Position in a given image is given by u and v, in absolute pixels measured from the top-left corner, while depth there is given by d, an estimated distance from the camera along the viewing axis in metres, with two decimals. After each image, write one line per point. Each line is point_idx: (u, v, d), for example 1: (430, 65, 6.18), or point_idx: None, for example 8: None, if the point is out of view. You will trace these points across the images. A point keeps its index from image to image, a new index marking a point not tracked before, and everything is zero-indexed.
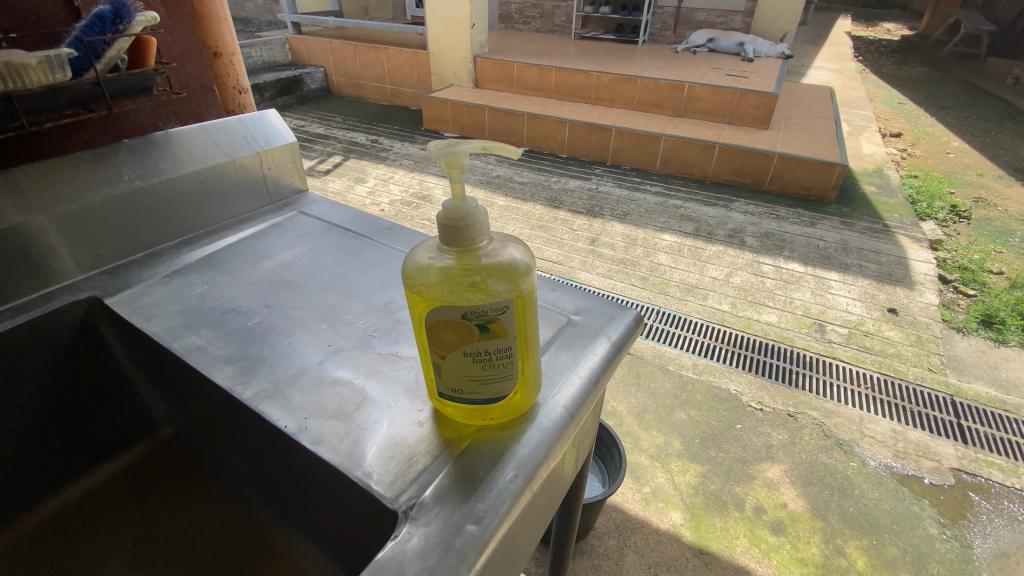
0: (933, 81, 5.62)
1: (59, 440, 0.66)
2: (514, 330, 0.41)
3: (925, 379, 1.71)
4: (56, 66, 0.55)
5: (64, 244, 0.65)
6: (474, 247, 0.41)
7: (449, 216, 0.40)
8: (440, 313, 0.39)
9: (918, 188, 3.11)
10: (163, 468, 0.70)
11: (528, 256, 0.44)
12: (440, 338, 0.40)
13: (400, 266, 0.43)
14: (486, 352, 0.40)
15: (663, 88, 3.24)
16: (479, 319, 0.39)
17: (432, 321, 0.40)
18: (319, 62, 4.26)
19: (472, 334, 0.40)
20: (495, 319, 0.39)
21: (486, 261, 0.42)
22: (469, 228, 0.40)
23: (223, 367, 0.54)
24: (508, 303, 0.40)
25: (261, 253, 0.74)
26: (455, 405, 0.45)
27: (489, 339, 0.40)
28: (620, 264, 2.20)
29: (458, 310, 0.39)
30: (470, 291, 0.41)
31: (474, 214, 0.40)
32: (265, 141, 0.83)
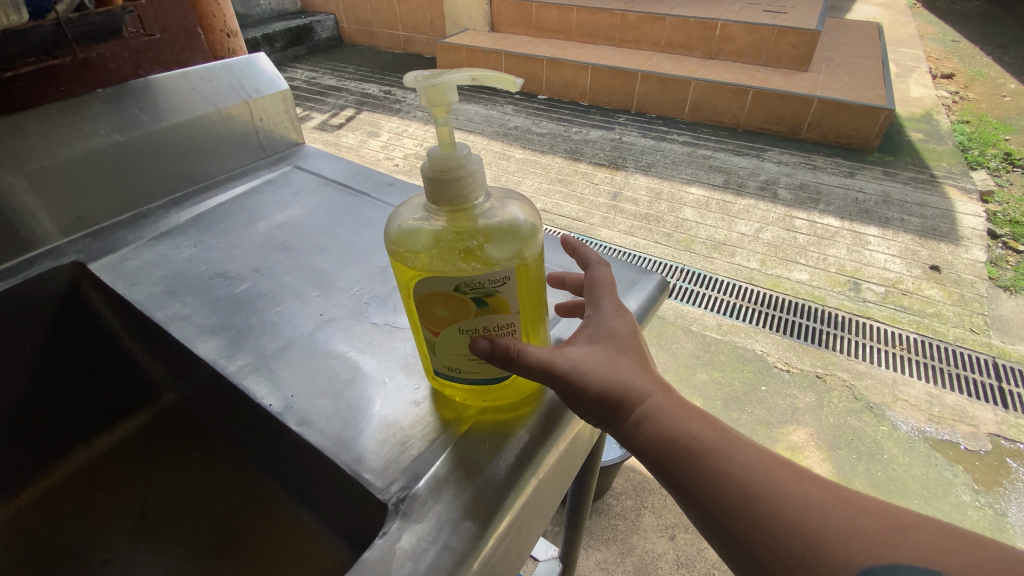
0: (992, 16, 5.10)
1: (60, 408, 0.65)
2: (516, 305, 0.36)
3: (965, 341, 1.62)
4: (11, 7, 0.51)
5: (40, 204, 0.60)
6: (470, 207, 0.36)
7: (437, 169, 0.34)
8: (427, 287, 0.34)
9: (970, 135, 2.86)
10: (167, 435, 0.66)
11: (533, 218, 0.39)
12: (429, 314, 0.36)
13: (386, 230, 0.38)
14: (483, 331, 0.36)
15: (694, 27, 2.99)
16: (476, 294, 0.34)
17: (418, 295, 0.35)
18: (329, 9, 4.06)
19: (466, 311, 0.35)
20: (494, 293, 0.34)
21: (484, 225, 0.37)
22: (459, 178, 0.34)
23: (206, 339, 0.50)
24: (509, 274, 0.34)
25: (252, 212, 0.69)
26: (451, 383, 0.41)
27: (486, 317, 0.35)
28: (643, 220, 2.10)
29: (450, 283, 0.33)
30: (462, 260, 0.36)
31: (467, 168, 0.34)
32: (255, 88, 0.76)
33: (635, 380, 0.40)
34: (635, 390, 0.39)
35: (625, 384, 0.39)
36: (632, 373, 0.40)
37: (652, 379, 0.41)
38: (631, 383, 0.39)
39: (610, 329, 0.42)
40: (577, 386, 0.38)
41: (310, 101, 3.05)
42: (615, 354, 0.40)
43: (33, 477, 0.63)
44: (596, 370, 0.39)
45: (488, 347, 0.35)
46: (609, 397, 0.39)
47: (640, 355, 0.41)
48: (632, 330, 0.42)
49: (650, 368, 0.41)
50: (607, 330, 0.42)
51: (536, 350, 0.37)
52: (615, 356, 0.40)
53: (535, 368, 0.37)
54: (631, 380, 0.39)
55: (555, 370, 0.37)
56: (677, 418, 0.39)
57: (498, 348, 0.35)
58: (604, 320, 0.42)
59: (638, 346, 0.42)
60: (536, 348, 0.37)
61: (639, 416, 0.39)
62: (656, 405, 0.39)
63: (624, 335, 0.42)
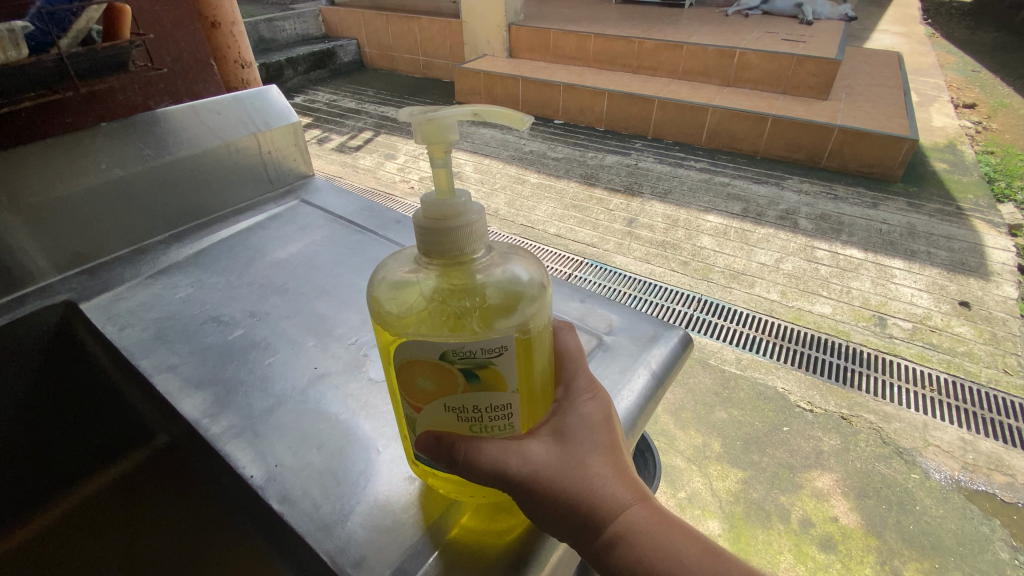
0: (1014, 45, 5.05)
1: (57, 445, 0.62)
2: (513, 383, 0.34)
3: (999, 383, 1.53)
4: (9, 41, 0.49)
5: (35, 241, 0.58)
6: (463, 263, 0.35)
7: (431, 220, 0.33)
8: (413, 352, 0.32)
9: (996, 166, 2.78)
10: (164, 474, 0.61)
11: (540, 282, 0.37)
12: (413, 384, 0.34)
13: (375, 282, 0.37)
14: (473, 408, 0.34)
15: (712, 55, 2.98)
16: (467, 365, 0.32)
17: (399, 360, 0.33)
18: (351, 34, 4.15)
19: (455, 382, 0.33)
20: (487, 366, 0.32)
21: (479, 284, 0.36)
22: (449, 230, 0.33)
23: (191, 395, 0.46)
24: (506, 346, 0.32)
25: (253, 248, 0.66)
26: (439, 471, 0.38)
27: (476, 392, 0.33)
28: (659, 247, 2.05)
29: (437, 349, 0.32)
30: (449, 321, 0.35)
31: (462, 221, 0.33)
32: (264, 122, 0.74)
33: (606, 487, 0.35)
34: (605, 499, 0.34)
35: (591, 495, 0.34)
36: (604, 478, 0.35)
37: (630, 484, 0.35)
38: (600, 492, 0.34)
39: (580, 421, 0.37)
40: (536, 493, 0.34)
41: (330, 123, 3.08)
42: (583, 454, 0.36)
43: (20, 517, 0.60)
44: (557, 476, 0.35)
45: (434, 444, 0.35)
46: (573, 509, 0.34)
47: (615, 452, 0.37)
48: (607, 422, 0.38)
49: (627, 471, 0.36)
50: (579, 422, 0.37)
51: (483, 453, 0.34)
52: (583, 456, 0.36)
53: (483, 473, 0.34)
54: (600, 488, 0.35)
55: (509, 475, 0.34)
56: (656, 536, 0.33)
57: (439, 442, 0.34)
58: (577, 409, 0.38)
59: (615, 440, 0.37)
60: (483, 453, 0.34)
61: (611, 532, 0.34)
62: (630, 517, 0.34)
63: (597, 429, 0.37)
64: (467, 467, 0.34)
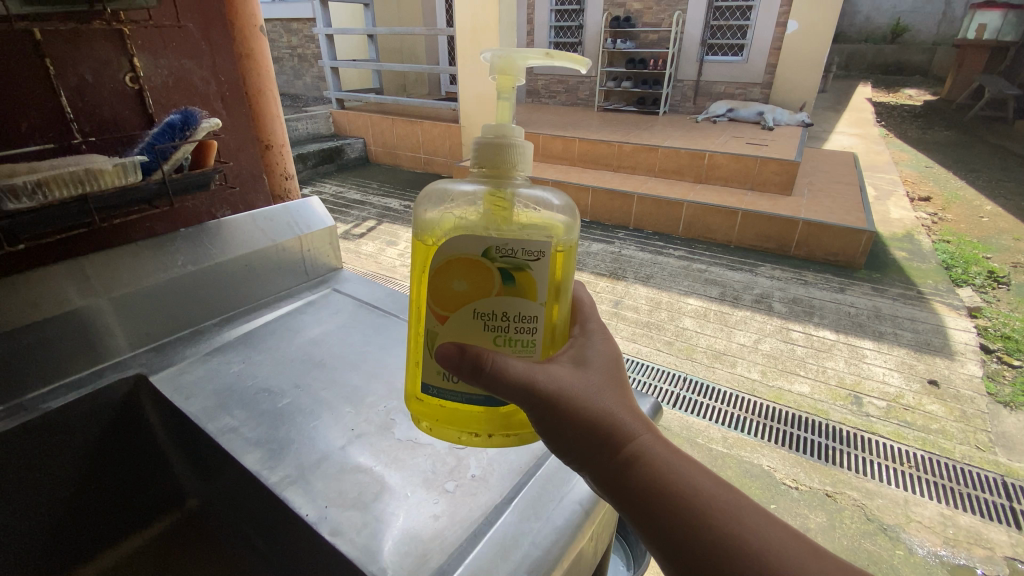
0: (960, 145, 5.61)
1: (94, 514, 0.67)
2: (541, 296, 0.45)
3: (972, 458, 1.61)
4: (129, 170, 0.61)
5: (119, 324, 0.69)
6: (506, 183, 0.48)
7: (494, 143, 0.47)
8: (463, 250, 0.43)
9: (952, 254, 3.04)
10: (188, 541, 0.71)
11: (565, 212, 0.51)
12: (452, 284, 0.44)
13: (443, 191, 0.51)
14: (503, 312, 0.44)
15: (684, 157, 3.34)
16: (505, 263, 0.43)
17: (445, 260, 0.44)
18: (359, 133, 4.55)
19: (492, 282, 0.44)
20: (522, 266, 0.43)
21: (514, 204, 0.49)
22: (501, 155, 0.47)
23: (251, 451, 0.56)
24: (542, 252, 0.44)
25: (293, 330, 0.79)
26: (448, 402, 0.47)
27: (507, 295, 0.44)
28: (645, 328, 2.18)
29: (482, 246, 0.43)
30: (488, 225, 0.49)
31: (516, 149, 0.47)
32: (307, 225, 0.90)
33: (622, 414, 0.44)
34: (621, 424, 0.44)
35: (611, 418, 0.44)
36: (617, 405, 0.45)
37: (637, 416, 0.45)
38: (617, 417, 0.44)
39: (595, 361, 0.48)
40: (564, 409, 0.43)
41: (335, 213, 3.31)
42: (602, 385, 0.46)
43: None
44: (583, 400, 0.44)
45: (456, 352, 0.43)
46: (596, 427, 0.44)
47: (622, 386, 0.47)
48: (615, 364, 0.48)
49: (635, 407, 0.46)
50: (591, 359, 0.48)
51: (515, 365, 0.43)
52: (601, 388, 0.45)
53: (519, 384, 0.43)
54: (617, 415, 0.44)
55: (539, 391, 0.43)
56: (664, 456, 0.43)
57: (470, 357, 0.43)
58: (588, 350, 0.49)
59: (620, 379, 0.48)
60: (515, 367, 0.43)
61: (627, 453, 0.43)
62: (640, 440, 0.44)
63: (609, 368, 0.48)
64: (498, 376, 0.42)
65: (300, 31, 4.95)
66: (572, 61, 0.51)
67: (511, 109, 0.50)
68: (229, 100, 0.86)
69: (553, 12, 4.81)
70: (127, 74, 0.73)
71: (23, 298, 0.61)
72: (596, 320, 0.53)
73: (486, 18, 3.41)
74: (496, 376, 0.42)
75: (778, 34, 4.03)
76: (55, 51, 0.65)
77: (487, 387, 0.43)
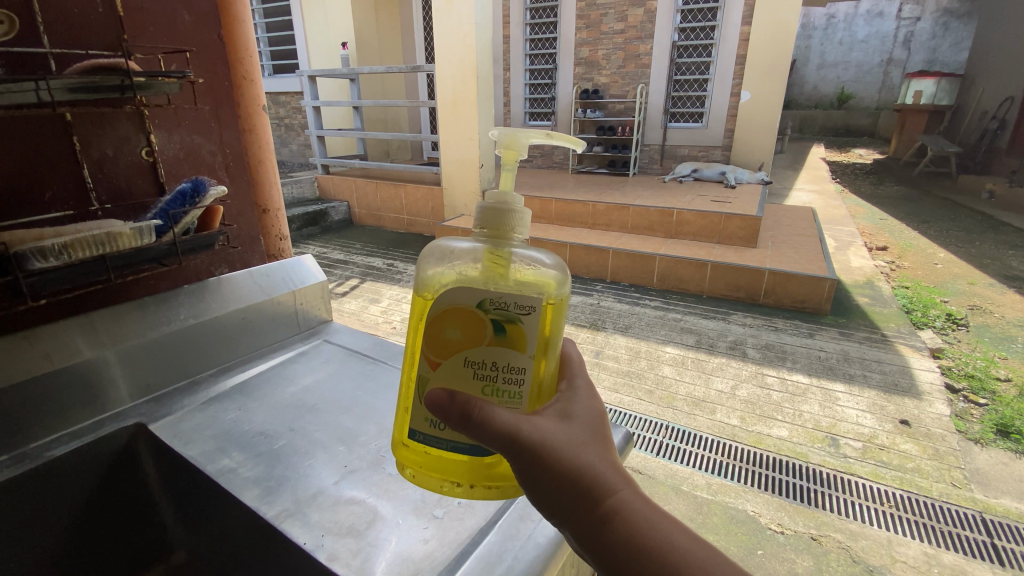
0: (910, 199, 6.02)
1: (82, 565, 0.69)
2: (530, 348, 0.49)
3: (950, 496, 1.58)
4: (144, 233, 0.66)
5: (123, 375, 0.73)
6: (504, 241, 0.54)
7: (495, 207, 0.53)
8: (458, 303, 0.48)
9: (912, 299, 3.20)
10: None
11: (559, 273, 0.55)
12: (447, 332, 0.49)
13: (442, 247, 0.56)
14: (493, 363, 0.48)
15: (654, 214, 3.55)
16: (498, 315, 0.48)
17: (442, 311, 0.49)
18: (343, 197, 4.70)
19: (485, 333, 0.48)
20: (513, 318, 0.48)
21: (510, 260, 0.54)
22: (501, 218, 0.53)
23: (251, 488, 0.60)
24: (533, 307, 0.49)
25: (287, 378, 0.84)
26: (435, 449, 0.50)
27: (498, 345, 0.48)
28: (625, 376, 2.23)
29: (477, 299, 0.48)
30: (486, 280, 0.53)
31: (514, 213, 0.54)
32: (300, 280, 0.97)
33: (603, 470, 0.45)
34: (601, 479, 0.45)
35: (592, 471, 0.45)
36: (599, 461, 0.46)
37: (619, 473, 0.46)
38: (597, 470, 0.45)
39: (580, 416, 0.50)
40: (545, 460, 0.45)
41: None
42: (585, 439, 0.47)
43: None
44: (565, 453, 0.45)
45: (444, 399, 0.46)
46: (576, 478, 0.45)
47: (605, 443, 0.48)
48: (600, 421, 0.50)
49: (617, 463, 0.47)
50: (576, 414, 0.50)
51: (499, 415, 0.45)
52: (584, 442, 0.47)
53: (502, 432, 0.45)
54: (598, 469, 0.45)
55: (522, 440, 0.45)
56: (643, 514, 0.43)
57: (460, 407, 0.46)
58: (574, 406, 0.51)
59: (605, 436, 0.49)
60: (501, 415, 0.45)
61: (606, 507, 0.44)
62: (620, 496, 0.44)
63: (593, 424, 0.49)
64: (484, 424, 0.45)
65: (289, 103, 5.21)
66: (567, 139, 0.59)
67: (515, 179, 0.56)
68: (232, 169, 0.95)
69: (527, 85, 5.19)
70: (143, 148, 0.81)
71: (36, 351, 0.65)
72: (585, 376, 0.54)
73: (466, 90, 3.68)
74: (482, 425, 0.45)
75: (733, 103, 4.41)
76: (82, 130, 0.73)
77: (473, 434, 0.46)
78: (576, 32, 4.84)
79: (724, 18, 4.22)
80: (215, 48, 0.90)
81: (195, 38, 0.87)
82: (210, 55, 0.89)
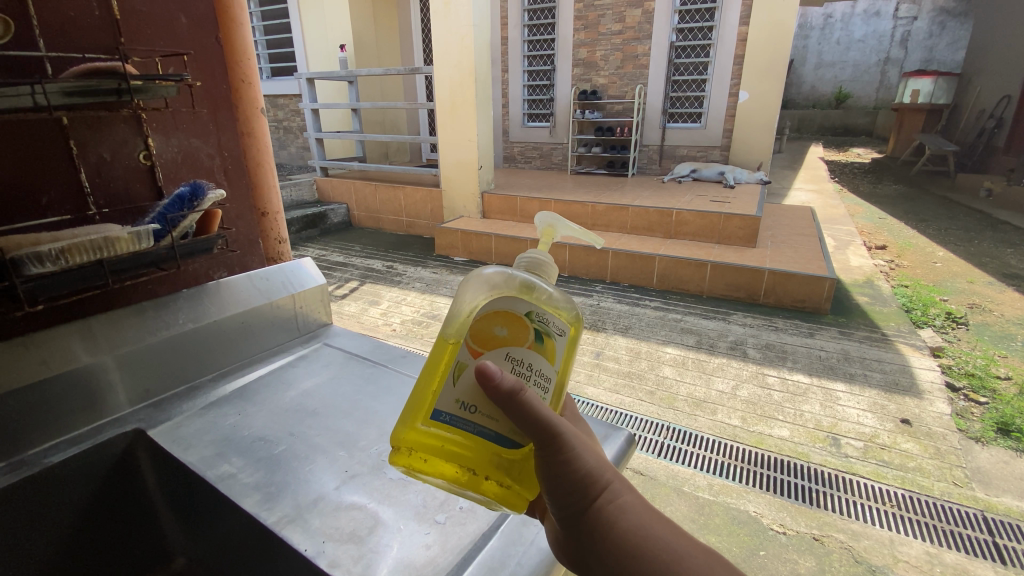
0: (909, 198, 6.02)
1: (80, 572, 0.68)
2: (558, 364, 0.51)
3: (952, 495, 1.58)
4: (143, 238, 0.65)
5: (121, 381, 0.73)
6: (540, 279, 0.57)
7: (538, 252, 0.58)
8: (511, 304, 0.49)
9: (911, 298, 3.20)
10: None
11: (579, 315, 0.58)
12: (494, 329, 0.49)
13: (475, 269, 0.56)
14: (528, 365, 0.49)
15: (653, 215, 3.55)
16: (541, 327, 0.49)
17: (492, 308, 0.49)
18: (342, 200, 4.69)
19: (527, 337, 0.49)
20: (552, 335, 0.50)
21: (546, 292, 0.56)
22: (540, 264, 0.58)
23: (251, 494, 0.60)
24: (565, 330, 0.51)
25: (286, 383, 0.84)
26: (459, 433, 0.49)
27: (535, 353, 0.49)
28: (626, 377, 2.22)
29: (528, 307, 0.49)
30: None
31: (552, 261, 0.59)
32: (300, 284, 0.97)
33: (610, 470, 0.46)
34: (609, 480, 0.46)
35: (606, 469, 0.46)
36: (606, 462, 0.47)
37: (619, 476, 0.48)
38: (605, 471, 0.46)
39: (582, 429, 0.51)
40: (568, 455, 0.45)
41: None
42: (593, 446, 0.48)
43: None
44: (583, 451, 0.45)
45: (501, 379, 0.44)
46: (594, 473, 0.45)
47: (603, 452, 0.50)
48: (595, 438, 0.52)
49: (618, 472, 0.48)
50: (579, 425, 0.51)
51: (539, 404, 0.45)
52: (592, 448, 0.48)
53: (540, 419, 0.44)
54: (609, 470, 0.46)
55: (553, 433, 0.44)
56: (647, 513, 0.45)
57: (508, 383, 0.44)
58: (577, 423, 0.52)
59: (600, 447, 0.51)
60: (541, 404, 0.45)
61: (617, 504, 0.45)
62: (630, 496, 0.45)
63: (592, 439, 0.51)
64: (526, 409, 0.44)
65: (288, 106, 5.21)
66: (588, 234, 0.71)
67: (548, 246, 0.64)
68: (231, 172, 0.95)
69: (525, 86, 5.19)
70: (142, 152, 0.81)
71: (34, 356, 0.65)
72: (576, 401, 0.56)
73: (464, 92, 3.67)
74: (527, 408, 0.44)
75: (731, 103, 4.42)
76: (79, 133, 0.73)
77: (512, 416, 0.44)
78: (575, 33, 4.84)
79: (722, 18, 4.22)
80: (214, 51, 0.90)
81: (193, 42, 0.86)
82: (208, 58, 0.89)
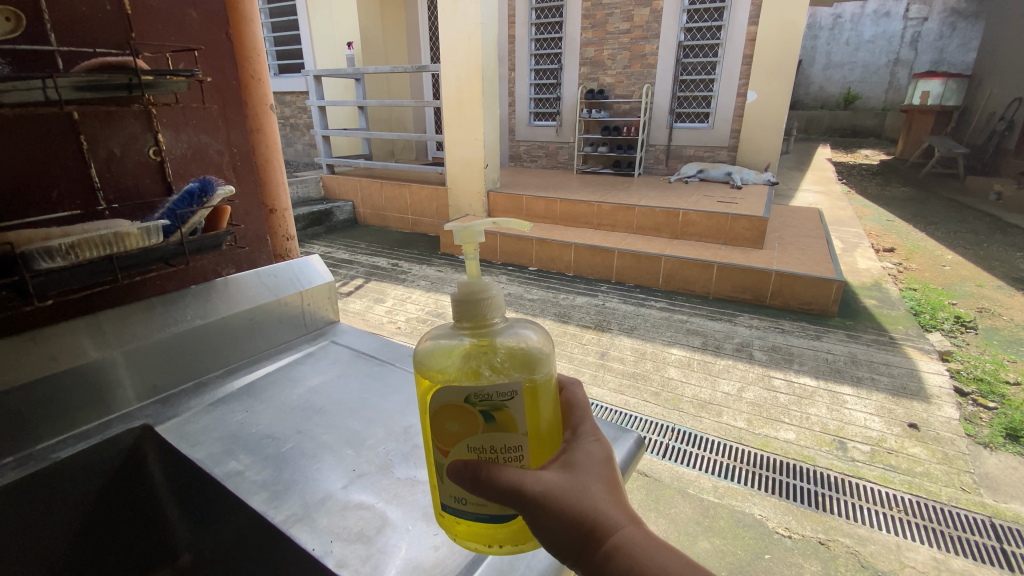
0: (918, 200, 5.96)
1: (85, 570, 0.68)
2: (522, 425, 0.45)
3: (960, 500, 1.56)
4: (152, 233, 0.65)
5: (129, 376, 0.72)
6: (484, 329, 0.51)
7: (465, 295, 0.50)
8: (447, 397, 0.44)
9: (920, 301, 3.16)
10: None
11: (546, 343, 0.51)
12: (446, 426, 0.45)
13: (419, 350, 0.52)
14: (491, 446, 0.45)
15: (660, 215, 3.54)
16: (485, 406, 0.44)
17: (433, 407, 0.45)
18: (347, 197, 4.69)
19: (477, 423, 0.44)
20: (500, 406, 0.44)
21: (497, 344, 0.51)
22: (475, 309, 0.50)
23: (257, 492, 0.59)
24: (516, 391, 0.45)
25: (292, 380, 0.83)
26: (464, 520, 0.47)
27: (493, 432, 0.45)
28: (631, 378, 2.21)
29: (463, 394, 0.44)
30: (475, 368, 0.49)
31: (484, 295, 0.51)
32: (307, 281, 0.96)
33: (605, 508, 0.42)
34: (603, 518, 0.41)
35: (598, 511, 0.42)
36: (601, 500, 0.42)
37: (622, 508, 0.43)
38: (597, 510, 0.42)
39: (586, 456, 0.46)
40: (547, 509, 0.42)
41: None
42: (590, 482, 0.44)
43: None
44: (563, 499, 0.42)
45: (461, 467, 0.44)
46: (578, 520, 0.41)
47: (614, 487, 0.44)
48: (607, 460, 0.46)
49: (622, 501, 0.43)
50: (580, 463, 0.45)
51: (505, 472, 0.43)
52: (590, 485, 0.43)
53: (505, 488, 0.42)
54: (602, 509, 0.42)
55: (525, 493, 0.42)
56: (650, 551, 0.39)
57: (467, 466, 0.44)
58: (579, 451, 0.47)
59: (614, 478, 0.45)
60: (506, 470, 0.43)
61: (609, 545, 0.40)
62: (625, 535, 0.40)
63: (599, 466, 0.45)
64: (490, 483, 0.43)
65: (295, 103, 5.22)
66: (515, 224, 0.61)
67: (479, 264, 0.54)
68: (239, 169, 0.95)
69: (532, 85, 5.18)
70: (151, 147, 0.80)
71: (42, 351, 0.65)
72: (590, 424, 0.50)
73: (471, 90, 3.66)
74: (489, 486, 0.42)
75: (740, 103, 4.39)
76: (89, 129, 0.73)
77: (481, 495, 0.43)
78: (582, 31, 4.82)
79: (731, 18, 4.19)
80: (223, 46, 0.89)
81: (202, 36, 0.86)
82: (218, 53, 0.89)
